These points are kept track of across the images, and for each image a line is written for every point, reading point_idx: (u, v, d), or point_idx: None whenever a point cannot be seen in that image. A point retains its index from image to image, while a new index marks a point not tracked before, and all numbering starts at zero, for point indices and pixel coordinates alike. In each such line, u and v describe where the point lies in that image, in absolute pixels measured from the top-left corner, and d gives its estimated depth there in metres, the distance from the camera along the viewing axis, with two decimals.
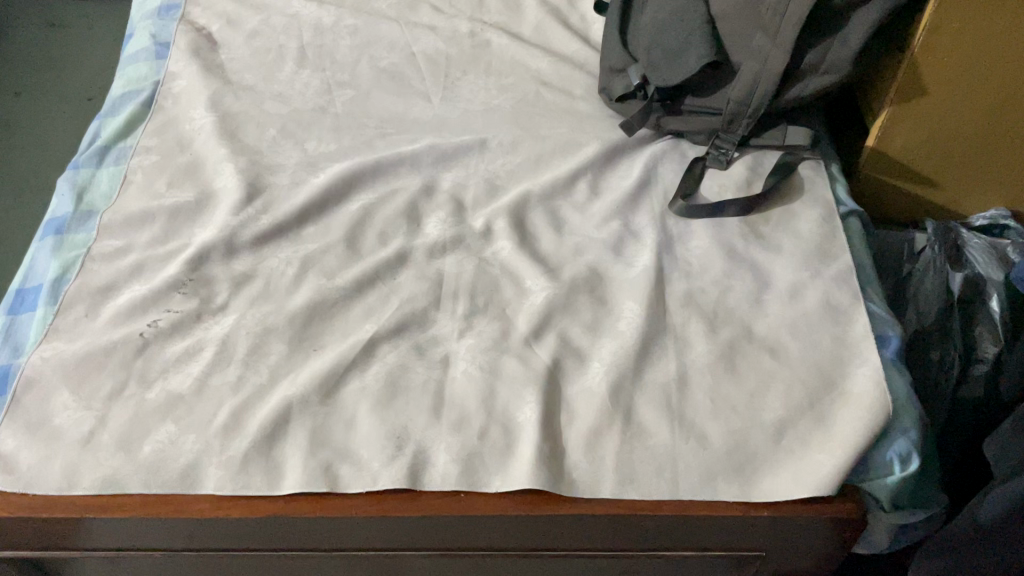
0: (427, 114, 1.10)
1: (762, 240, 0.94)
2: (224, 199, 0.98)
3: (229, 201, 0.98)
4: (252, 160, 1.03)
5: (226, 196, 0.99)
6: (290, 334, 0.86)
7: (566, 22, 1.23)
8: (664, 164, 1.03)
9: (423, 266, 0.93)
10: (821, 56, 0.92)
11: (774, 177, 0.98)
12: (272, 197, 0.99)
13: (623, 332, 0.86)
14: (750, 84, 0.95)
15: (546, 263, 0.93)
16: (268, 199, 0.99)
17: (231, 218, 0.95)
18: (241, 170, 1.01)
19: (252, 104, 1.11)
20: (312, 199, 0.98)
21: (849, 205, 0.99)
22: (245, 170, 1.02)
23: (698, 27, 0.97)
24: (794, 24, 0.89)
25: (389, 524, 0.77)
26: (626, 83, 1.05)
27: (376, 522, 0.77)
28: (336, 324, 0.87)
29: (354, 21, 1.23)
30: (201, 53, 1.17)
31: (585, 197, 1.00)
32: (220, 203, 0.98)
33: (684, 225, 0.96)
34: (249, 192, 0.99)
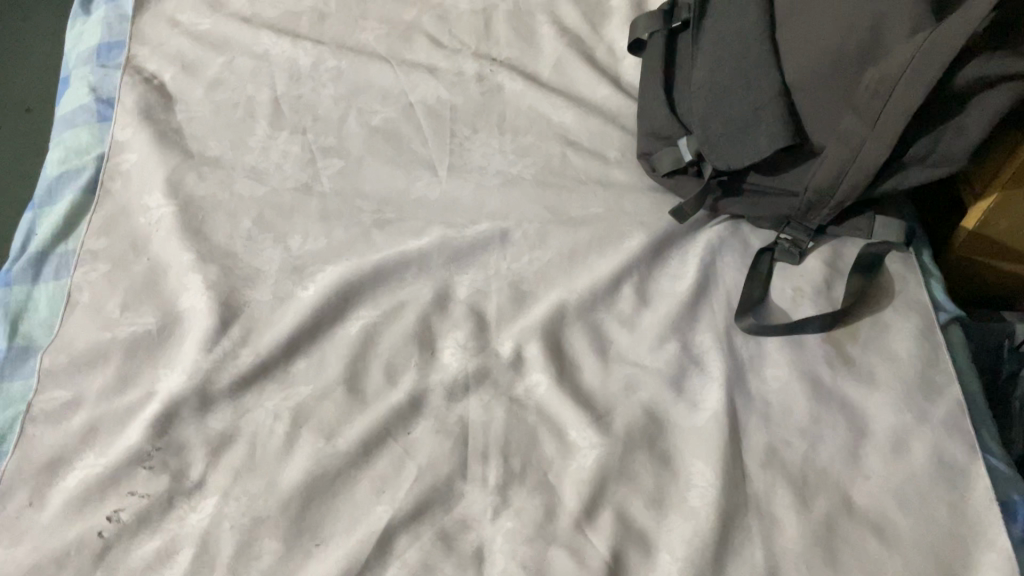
0: (432, 192, 0.92)
1: (852, 367, 0.78)
2: (195, 328, 0.80)
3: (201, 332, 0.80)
4: (224, 267, 0.85)
5: (195, 324, 0.80)
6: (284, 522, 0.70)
7: (591, 57, 1.02)
8: (724, 257, 0.85)
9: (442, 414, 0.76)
10: (930, 147, 0.73)
11: (860, 278, 0.81)
12: (252, 320, 0.81)
13: (696, 509, 0.70)
14: (836, 174, 0.77)
15: (592, 404, 0.77)
16: (244, 325, 0.81)
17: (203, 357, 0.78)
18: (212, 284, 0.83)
19: (221, 185, 0.91)
20: (301, 326, 0.80)
21: (950, 308, 0.82)
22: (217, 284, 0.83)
23: (770, 100, 0.78)
24: (902, 116, 0.71)
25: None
26: (676, 157, 0.86)
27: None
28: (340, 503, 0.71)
29: (337, 61, 1.02)
30: (154, 113, 0.97)
31: (632, 306, 0.83)
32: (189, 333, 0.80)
33: (754, 346, 0.79)
34: (224, 316, 0.81)
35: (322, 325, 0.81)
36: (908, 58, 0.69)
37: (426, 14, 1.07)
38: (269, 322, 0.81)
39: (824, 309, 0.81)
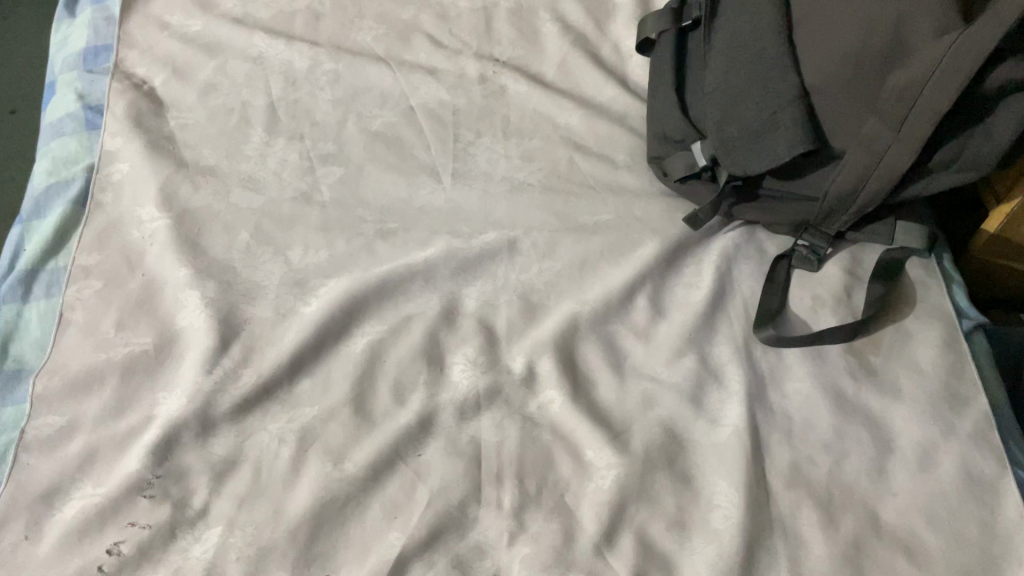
0: (436, 200, 0.89)
1: (875, 379, 0.75)
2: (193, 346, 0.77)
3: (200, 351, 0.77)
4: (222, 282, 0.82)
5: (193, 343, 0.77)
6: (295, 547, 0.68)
7: (596, 56, 0.99)
8: (740, 265, 0.83)
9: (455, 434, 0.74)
10: (957, 151, 0.71)
11: (882, 285, 0.79)
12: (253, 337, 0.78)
13: (720, 531, 0.68)
14: (857, 179, 0.75)
15: (608, 422, 0.74)
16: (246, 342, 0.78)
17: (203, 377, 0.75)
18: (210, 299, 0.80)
19: (216, 196, 0.88)
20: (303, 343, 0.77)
21: (973, 315, 0.80)
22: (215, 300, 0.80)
23: (789, 103, 0.75)
24: (930, 121, 0.68)
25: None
26: (689, 162, 0.84)
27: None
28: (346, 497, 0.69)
29: (333, 63, 0.98)
30: (145, 121, 0.93)
31: (647, 317, 0.80)
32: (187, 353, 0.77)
33: (774, 357, 0.77)
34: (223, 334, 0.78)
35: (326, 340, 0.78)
36: (935, 60, 0.67)
37: (424, 13, 1.03)
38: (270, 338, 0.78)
39: (845, 318, 0.79)
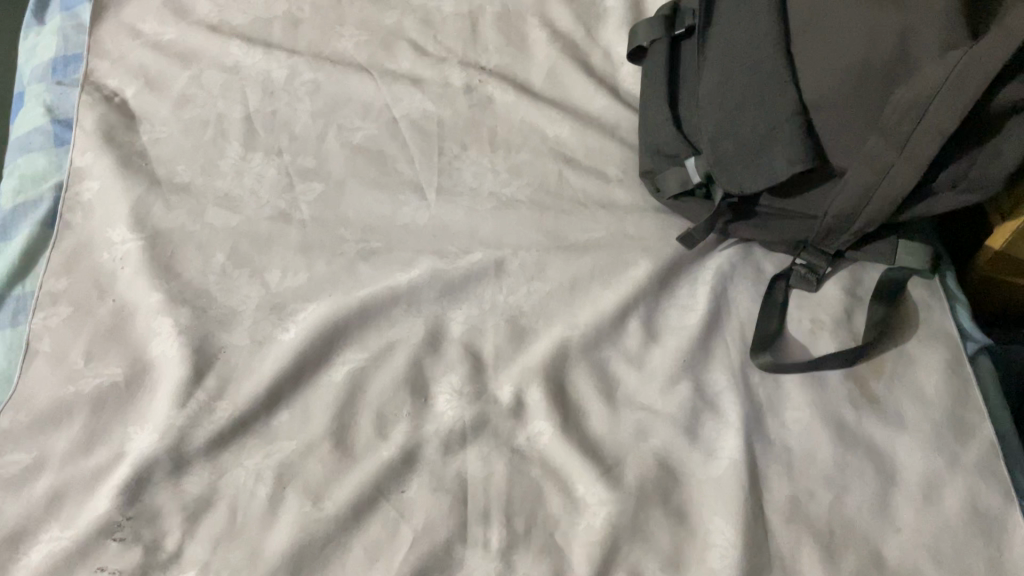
0: (420, 218, 0.85)
1: (877, 407, 0.72)
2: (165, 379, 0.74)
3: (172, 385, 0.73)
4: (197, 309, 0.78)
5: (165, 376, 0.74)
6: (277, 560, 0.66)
7: (586, 64, 0.96)
8: (737, 286, 0.79)
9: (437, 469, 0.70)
10: (963, 171, 0.68)
11: (884, 307, 0.76)
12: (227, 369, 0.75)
13: (717, 571, 0.65)
14: (858, 198, 0.71)
15: (600, 454, 0.71)
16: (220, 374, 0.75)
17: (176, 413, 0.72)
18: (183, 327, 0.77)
19: (190, 216, 0.85)
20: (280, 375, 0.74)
21: (979, 337, 0.76)
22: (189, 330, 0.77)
23: (787, 119, 0.72)
24: (936, 140, 0.65)
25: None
26: (683, 178, 0.80)
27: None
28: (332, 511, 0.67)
29: (313, 73, 0.95)
30: (116, 136, 0.89)
31: (640, 342, 0.77)
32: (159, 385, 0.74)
33: (772, 384, 0.74)
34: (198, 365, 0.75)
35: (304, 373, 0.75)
36: (942, 76, 0.63)
37: (408, 18, 0.99)
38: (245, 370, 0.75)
39: (845, 342, 0.76)
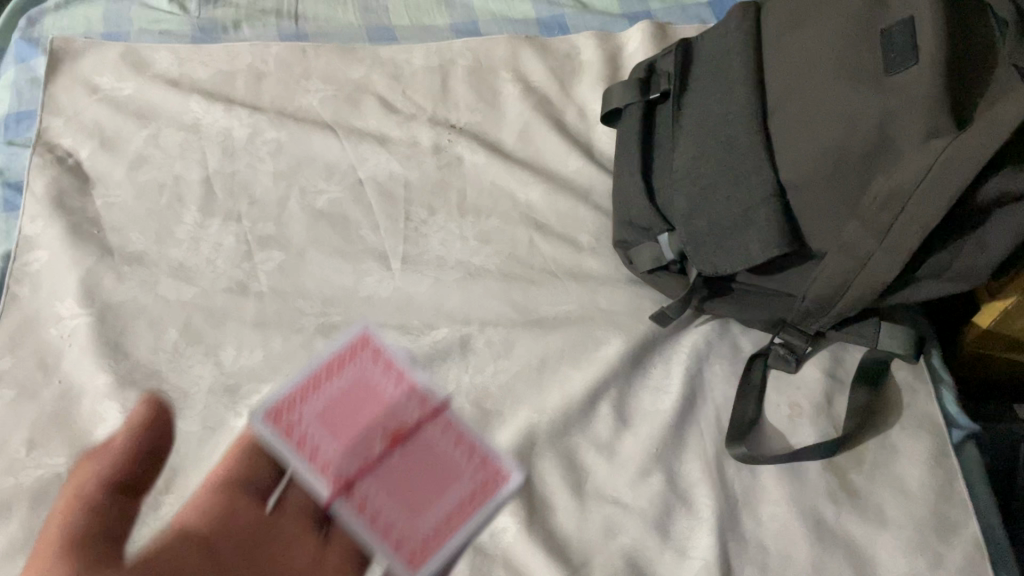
0: (384, 289, 0.82)
1: (857, 501, 0.69)
2: (302, 440, 0.64)
3: (295, 443, 0.64)
4: (390, 372, 0.72)
5: (304, 441, 0.64)
6: (314, 489, 0.62)
7: (560, 122, 0.92)
8: (713, 365, 0.76)
9: (429, 528, 0.63)
10: (946, 262, 0.65)
11: (866, 393, 0.72)
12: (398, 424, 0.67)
13: None
14: (837, 284, 0.68)
15: (567, 554, 0.67)
16: (334, 434, 0.65)
17: (401, 478, 0.64)
18: (428, 388, 0.71)
19: (143, 288, 0.81)
20: (402, 446, 0.65)
21: (964, 423, 0.72)
22: (349, 389, 0.70)
23: (762, 200, 0.69)
24: (918, 234, 0.62)
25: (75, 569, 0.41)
26: (656, 254, 0.77)
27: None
28: (351, 492, 0.62)
29: (276, 132, 0.91)
30: (67, 201, 0.85)
31: (610, 428, 0.73)
32: (334, 444, 0.65)
33: (748, 476, 0.71)
34: (325, 423, 0.67)
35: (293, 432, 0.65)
36: (925, 167, 0.60)
37: (376, 71, 0.95)
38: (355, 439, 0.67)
39: (825, 430, 0.72)
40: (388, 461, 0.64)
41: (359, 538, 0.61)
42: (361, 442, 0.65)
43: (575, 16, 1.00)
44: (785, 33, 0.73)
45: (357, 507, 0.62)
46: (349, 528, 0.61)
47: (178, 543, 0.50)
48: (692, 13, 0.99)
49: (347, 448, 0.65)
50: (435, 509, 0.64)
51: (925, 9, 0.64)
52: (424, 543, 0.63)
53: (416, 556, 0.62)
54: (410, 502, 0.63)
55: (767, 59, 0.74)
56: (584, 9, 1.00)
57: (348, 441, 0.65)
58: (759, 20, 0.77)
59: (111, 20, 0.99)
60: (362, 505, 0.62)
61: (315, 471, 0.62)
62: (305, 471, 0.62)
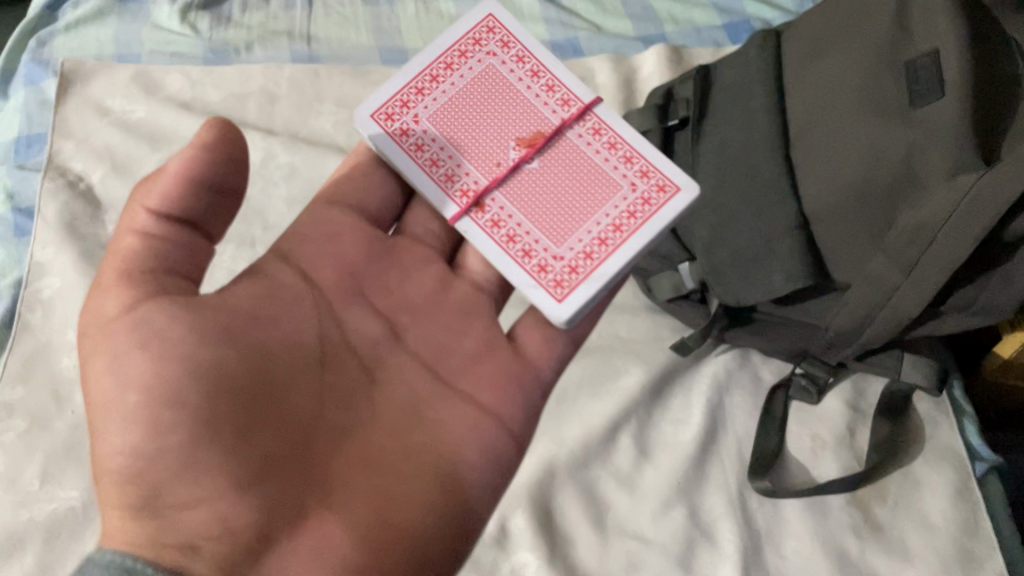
0: None
1: (881, 536, 0.69)
2: (435, 78, 0.58)
3: (412, 146, 0.56)
4: (517, 58, 0.59)
5: (445, 75, 0.58)
6: (443, 198, 0.55)
7: None
8: (733, 396, 0.76)
9: (579, 245, 0.54)
10: (972, 296, 0.64)
11: (888, 425, 0.72)
12: (538, 130, 0.57)
13: None
14: (862, 315, 0.67)
15: None
16: (464, 125, 0.57)
17: (542, 198, 0.55)
18: (570, 89, 0.58)
19: None
20: (541, 154, 0.56)
21: (987, 454, 0.72)
22: (480, 77, 0.58)
23: (785, 232, 0.68)
24: (942, 269, 0.61)
25: (137, 380, 0.45)
26: (676, 283, 0.77)
27: (254, 372, 0.48)
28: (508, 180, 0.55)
29: (289, 156, 0.90)
30: (79, 227, 0.84)
31: (631, 460, 0.72)
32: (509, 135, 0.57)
33: (771, 509, 0.70)
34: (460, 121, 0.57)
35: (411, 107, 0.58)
36: (952, 203, 0.60)
37: None
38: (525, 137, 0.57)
39: (848, 463, 0.72)
40: (525, 169, 0.56)
41: (495, 252, 0.54)
42: (494, 150, 0.56)
43: (589, 38, 0.99)
44: (806, 61, 0.73)
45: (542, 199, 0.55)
46: (478, 242, 0.54)
47: (255, 287, 0.52)
48: (708, 36, 0.99)
49: (487, 146, 0.56)
50: (586, 226, 0.54)
51: (948, 37, 0.62)
52: (571, 265, 0.54)
53: (562, 283, 0.53)
54: (562, 215, 0.55)
55: (788, 88, 0.73)
56: (598, 31, 1.00)
57: (475, 134, 0.57)
58: (778, 46, 0.76)
59: (122, 42, 0.98)
60: (498, 222, 0.55)
61: (445, 182, 0.56)
62: (437, 189, 0.55)
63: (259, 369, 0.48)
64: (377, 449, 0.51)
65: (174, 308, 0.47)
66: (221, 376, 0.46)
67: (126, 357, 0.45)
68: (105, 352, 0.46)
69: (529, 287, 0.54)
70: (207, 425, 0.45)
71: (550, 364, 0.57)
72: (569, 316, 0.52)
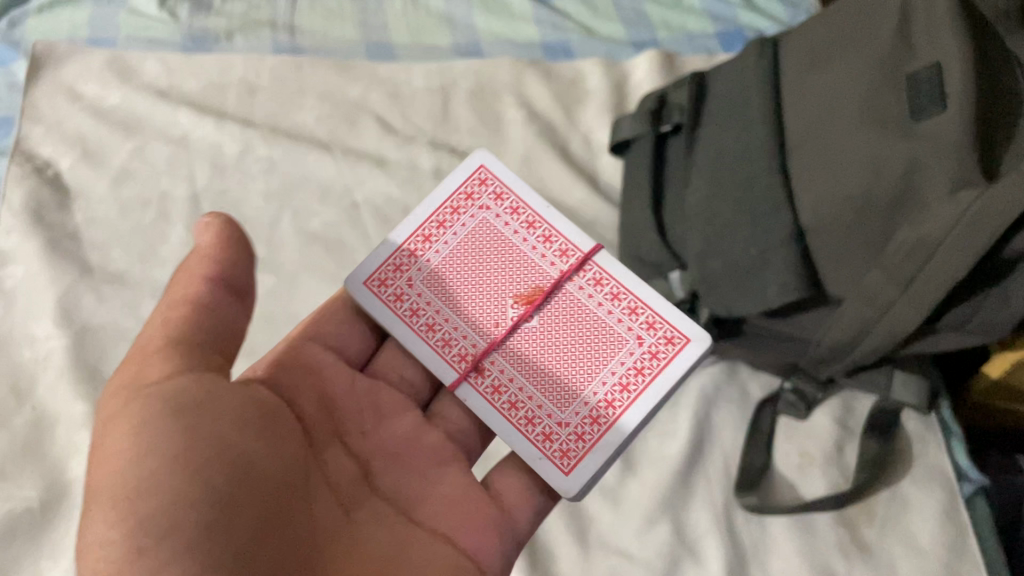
0: None
1: (869, 557, 0.67)
2: (430, 238, 0.60)
3: (405, 308, 0.58)
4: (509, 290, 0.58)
5: (424, 249, 0.60)
6: (575, 239, 0.60)
7: (565, 152, 0.90)
8: (722, 411, 0.74)
9: (599, 392, 0.55)
10: (968, 314, 0.63)
11: (877, 443, 0.71)
12: (537, 286, 0.58)
13: None
14: (856, 332, 0.66)
15: None
16: (454, 284, 0.59)
17: (579, 325, 0.57)
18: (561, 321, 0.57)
19: (125, 310, 0.76)
20: (540, 311, 0.58)
21: (976, 476, 0.70)
22: (476, 233, 0.60)
23: (778, 245, 0.67)
24: (940, 287, 0.59)
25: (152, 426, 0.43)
26: (665, 291, 0.76)
27: (274, 483, 0.46)
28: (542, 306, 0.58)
29: (269, 149, 0.87)
30: (45, 215, 0.81)
31: (616, 473, 0.70)
32: (453, 320, 0.58)
33: (757, 526, 0.68)
34: (462, 257, 0.60)
35: (482, 194, 0.62)
36: (952, 219, 0.58)
37: (374, 90, 0.92)
38: (435, 368, 0.56)
39: (835, 481, 0.71)
40: (524, 328, 0.57)
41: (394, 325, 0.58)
42: (490, 311, 0.58)
43: (581, 42, 0.98)
44: (806, 71, 0.72)
45: (487, 391, 0.56)
46: (620, 268, 0.59)
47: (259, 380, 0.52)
48: (702, 44, 0.98)
49: (535, 250, 0.60)
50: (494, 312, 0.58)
51: (954, 53, 0.61)
52: (578, 427, 0.54)
53: (657, 356, 0.56)
54: (539, 379, 0.56)
55: (786, 96, 0.72)
56: (590, 35, 0.99)
57: (465, 289, 0.59)
58: (778, 56, 0.76)
59: (97, 25, 0.95)
60: (603, 281, 0.58)
61: (410, 316, 0.58)
62: (435, 354, 0.57)
63: (277, 475, 0.47)
64: (438, 544, 0.51)
65: (213, 407, 0.45)
66: (229, 458, 0.44)
67: (145, 448, 0.42)
68: (127, 411, 0.44)
69: (393, 318, 0.58)
70: (209, 518, 0.41)
71: (526, 518, 0.56)
72: (576, 488, 0.53)
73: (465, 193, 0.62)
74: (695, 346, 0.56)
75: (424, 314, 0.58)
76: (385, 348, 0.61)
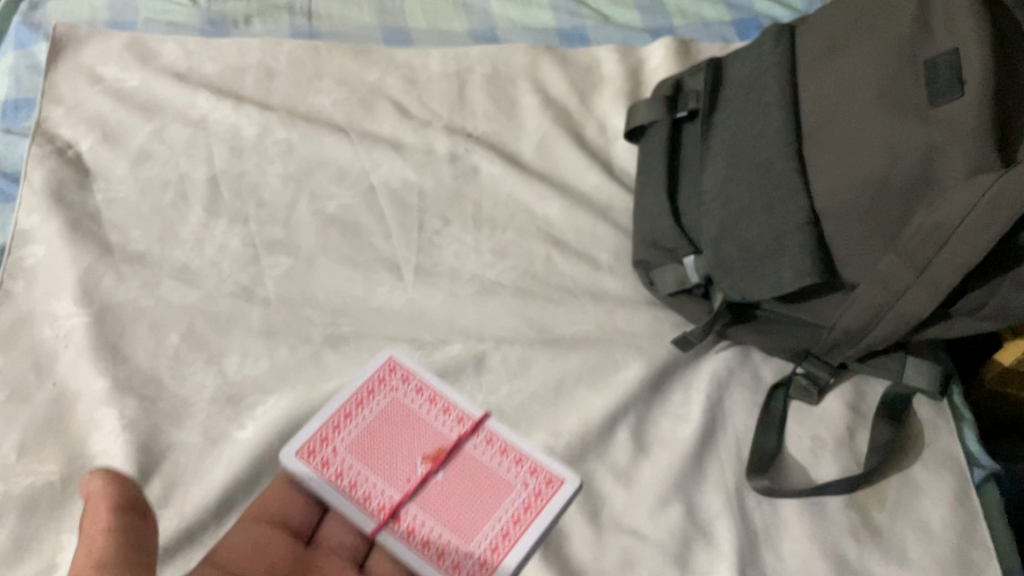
0: (395, 300, 0.79)
1: (880, 540, 0.68)
2: (348, 414, 0.61)
3: (332, 475, 0.59)
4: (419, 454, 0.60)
5: (346, 422, 0.61)
6: (467, 406, 0.62)
7: (580, 137, 0.91)
8: (734, 394, 0.75)
9: (485, 541, 0.57)
10: (983, 299, 0.64)
11: (889, 428, 0.71)
12: (439, 444, 0.60)
13: None
14: (868, 316, 0.66)
15: None
16: (373, 458, 0.60)
17: (476, 479, 0.59)
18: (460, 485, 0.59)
19: (145, 290, 0.77)
20: (444, 468, 0.60)
21: (986, 462, 0.72)
22: (385, 412, 0.62)
23: (794, 229, 0.67)
24: (957, 270, 0.60)
25: None
26: (680, 276, 0.76)
27: None
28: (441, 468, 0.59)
29: (286, 132, 0.88)
30: (66, 194, 0.81)
31: (628, 455, 0.71)
32: (367, 475, 0.59)
33: (769, 509, 0.69)
34: (368, 446, 0.60)
35: (391, 382, 0.63)
36: (969, 203, 0.58)
37: (390, 75, 0.93)
38: (355, 518, 0.58)
39: (847, 465, 0.71)
40: (431, 483, 0.59)
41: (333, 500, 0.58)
42: (402, 467, 0.59)
43: (596, 28, 0.98)
44: (822, 57, 0.72)
45: (402, 537, 0.57)
46: (514, 432, 0.62)
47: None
48: (717, 31, 0.98)
49: (431, 417, 0.62)
50: (405, 473, 0.59)
51: (972, 38, 0.62)
52: (480, 561, 0.56)
53: (542, 495, 0.59)
54: (448, 521, 0.58)
55: (802, 81, 0.73)
56: (605, 21, 0.99)
57: (383, 458, 0.60)
58: (794, 43, 0.76)
59: (117, 8, 0.96)
60: (494, 438, 0.61)
61: (335, 480, 0.59)
62: (355, 510, 0.58)
63: None
64: None
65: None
66: None
67: None
68: None
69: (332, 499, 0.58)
70: None
71: None
72: None
73: (373, 382, 0.63)
74: (569, 487, 0.59)
75: (346, 474, 0.59)
76: (330, 517, 0.61)
